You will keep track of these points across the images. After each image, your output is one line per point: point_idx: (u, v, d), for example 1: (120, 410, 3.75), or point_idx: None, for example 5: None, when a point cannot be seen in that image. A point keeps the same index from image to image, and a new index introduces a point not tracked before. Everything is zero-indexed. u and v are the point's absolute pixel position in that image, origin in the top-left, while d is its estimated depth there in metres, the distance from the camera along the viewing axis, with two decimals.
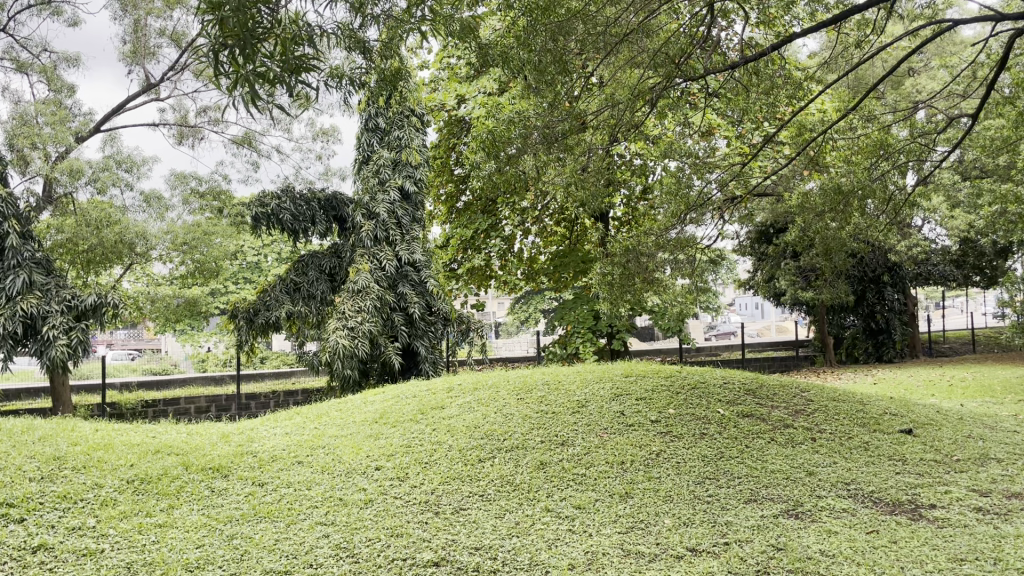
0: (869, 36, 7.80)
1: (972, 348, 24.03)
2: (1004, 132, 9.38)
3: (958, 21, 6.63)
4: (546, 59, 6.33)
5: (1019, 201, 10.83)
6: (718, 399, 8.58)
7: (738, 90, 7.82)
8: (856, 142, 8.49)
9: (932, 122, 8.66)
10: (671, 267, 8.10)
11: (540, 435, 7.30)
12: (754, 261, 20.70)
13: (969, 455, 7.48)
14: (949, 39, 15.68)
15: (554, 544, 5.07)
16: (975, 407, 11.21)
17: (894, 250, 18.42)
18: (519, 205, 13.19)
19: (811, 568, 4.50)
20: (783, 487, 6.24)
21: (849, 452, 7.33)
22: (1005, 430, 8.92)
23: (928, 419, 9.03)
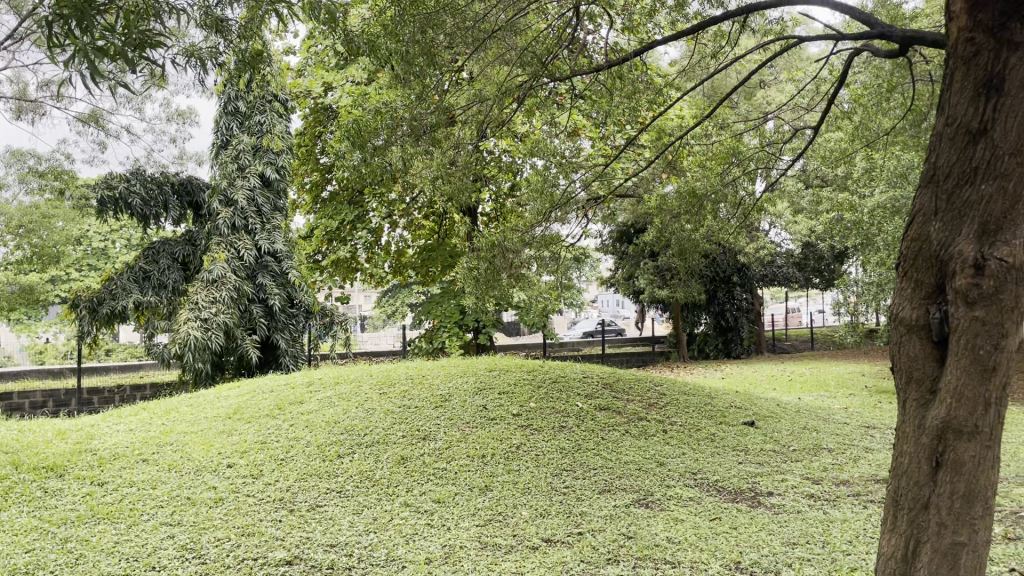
0: (724, 48, 8.20)
1: (810, 345, 25.82)
2: (842, 145, 10.12)
3: (803, 39, 7.06)
4: (414, 50, 6.26)
5: (853, 209, 11.72)
6: (578, 393, 8.79)
7: (602, 93, 8.04)
8: (712, 149, 8.91)
9: (779, 133, 9.22)
10: (537, 264, 8.24)
11: (401, 430, 7.23)
12: (615, 260, 21.37)
13: (804, 446, 8.01)
14: (797, 55, 16.73)
15: (411, 539, 5.04)
16: (812, 400, 12.01)
17: (744, 252, 19.52)
18: (387, 197, 13.07)
19: (658, 555, 4.70)
20: (635, 477, 6.48)
21: (697, 443, 7.70)
22: (836, 422, 9.61)
23: (769, 412, 9.62)
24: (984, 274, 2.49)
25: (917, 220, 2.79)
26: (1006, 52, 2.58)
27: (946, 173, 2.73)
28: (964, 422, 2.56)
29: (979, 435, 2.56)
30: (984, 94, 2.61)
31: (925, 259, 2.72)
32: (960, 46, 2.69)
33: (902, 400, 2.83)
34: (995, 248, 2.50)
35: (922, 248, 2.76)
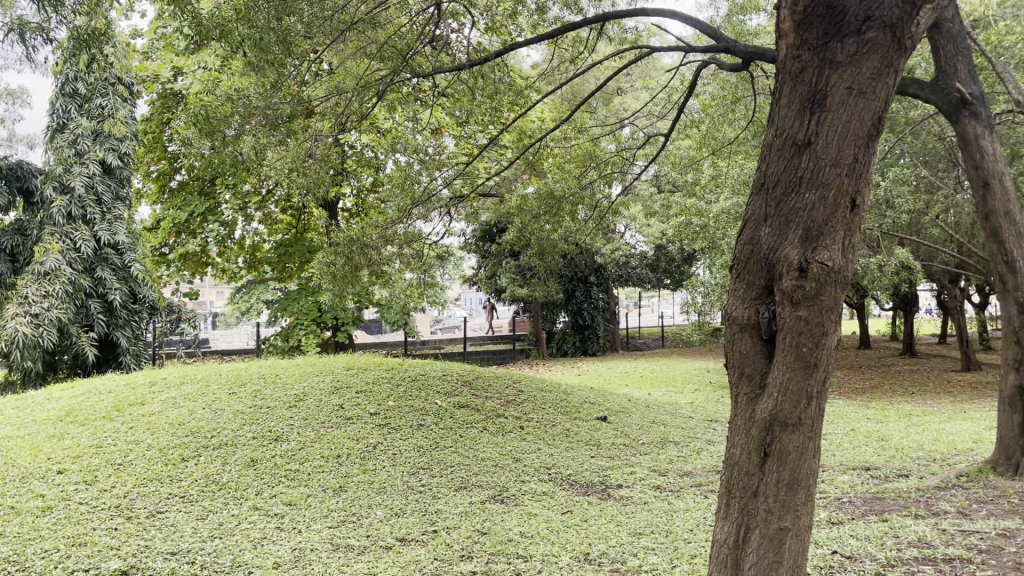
0: (582, 53, 8.42)
1: (660, 343, 27.00)
2: (691, 153, 10.64)
3: (655, 48, 7.35)
4: (269, 38, 6.05)
5: (701, 215, 12.34)
6: (437, 391, 8.77)
7: (464, 92, 8.07)
8: (570, 151, 9.13)
9: (633, 138, 9.57)
10: (399, 261, 8.17)
11: (252, 431, 6.98)
12: (477, 258, 21.51)
13: (652, 439, 8.36)
14: (652, 65, 17.42)
15: (260, 543, 4.87)
16: (661, 396, 12.56)
17: (601, 253, 20.13)
18: (241, 189, 12.59)
19: (510, 550, 4.76)
20: (491, 474, 6.54)
21: (552, 438, 7.87)
22: (682, 416, 10.08)
23: (621, 408, 9.96)
24: (807, 279, 2.61)
25: (749, 226, 2.86)
26: (828, 69, 2.63)
27: (773, 183, 2.75)
28: (789, 415, 2.74)
29: (802, 426, 2.74)
30: (807, 110, 2.65)
31: (755, 263, 2.81)
32: (788, 60, 2.73)
33: (736, 394, 2.96)
34: (817, 255, 2.61)
35: (752, 254, 2.83)
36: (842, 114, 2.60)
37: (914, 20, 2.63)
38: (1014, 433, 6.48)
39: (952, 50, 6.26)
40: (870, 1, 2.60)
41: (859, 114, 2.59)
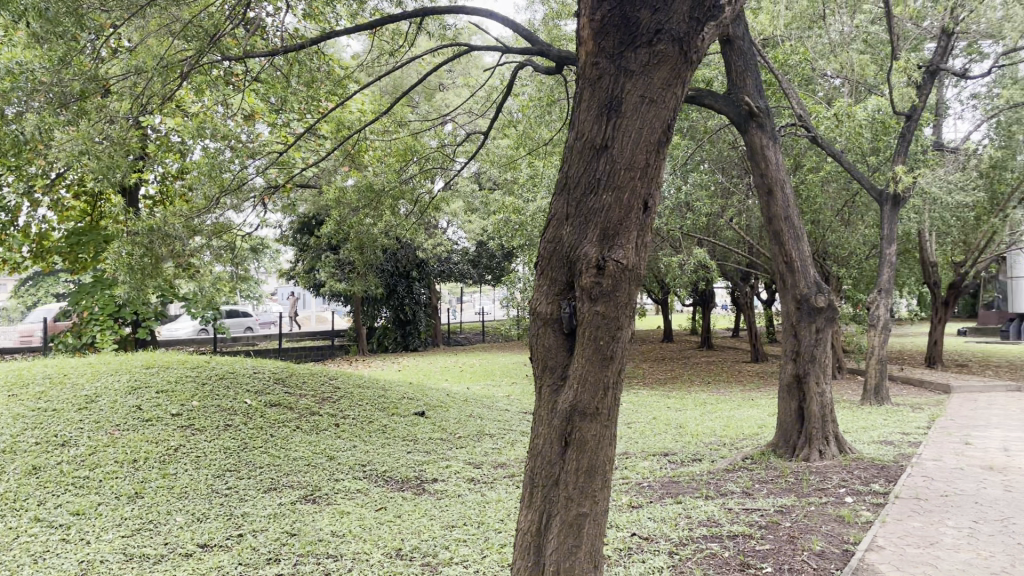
0: (402, 46, 8.39)
1: (481, 338, 27.45)
2: (510, 151, 10.89)
3: (473, 46, 7.45)
4: (58, 8, 5.56)
5: (519, 213, 12.65)
6: (247, 389, 8.42)
7: (278, 79, 7.80)
8: (390, 144, 9.06)
9: (453, 135, 9.65)
10: (208, 253, 7.77)
11: (34, 436, 6.38)
12: (295, 252, 20.86)
13: (468, 433, 8.47)
14: (474, 63, 17.66)
15: (41, 558, 4.47)
16: (479, 390, 12.75)
17: (422, 248, 20.14)
18: (26, 171, 11.47)
19: (320, 550, 4.66)
20: (303, 474, 6.37)
21: (368, 435, 7.79)
22: (498, 409, 10.30)
23: (438, 402, 10.02)
24: (604, 276, 2.73)
25: (551, 224, 2.93)
26: (623, 77, 2.77)
27: (573, 184, 2.84)
28: (588, 405, 2.86)
29: (599, 415, 2.88)
30: (605, 115, 2.77)
31: (557, 260, 2.89)
32: (587, 66, 2.82)
33: (539, 386, 3.04)
34: (613, 253, 2.73)
35: (554, 252, 2.91)
36: (636, 120, 2.74)
37: (697, 36, 2.83)
38: (791, 417, 7.13)
39: (741, 65, 6.78)
40: (660, 15, 2.76)
41: (650, 121, 2.75)
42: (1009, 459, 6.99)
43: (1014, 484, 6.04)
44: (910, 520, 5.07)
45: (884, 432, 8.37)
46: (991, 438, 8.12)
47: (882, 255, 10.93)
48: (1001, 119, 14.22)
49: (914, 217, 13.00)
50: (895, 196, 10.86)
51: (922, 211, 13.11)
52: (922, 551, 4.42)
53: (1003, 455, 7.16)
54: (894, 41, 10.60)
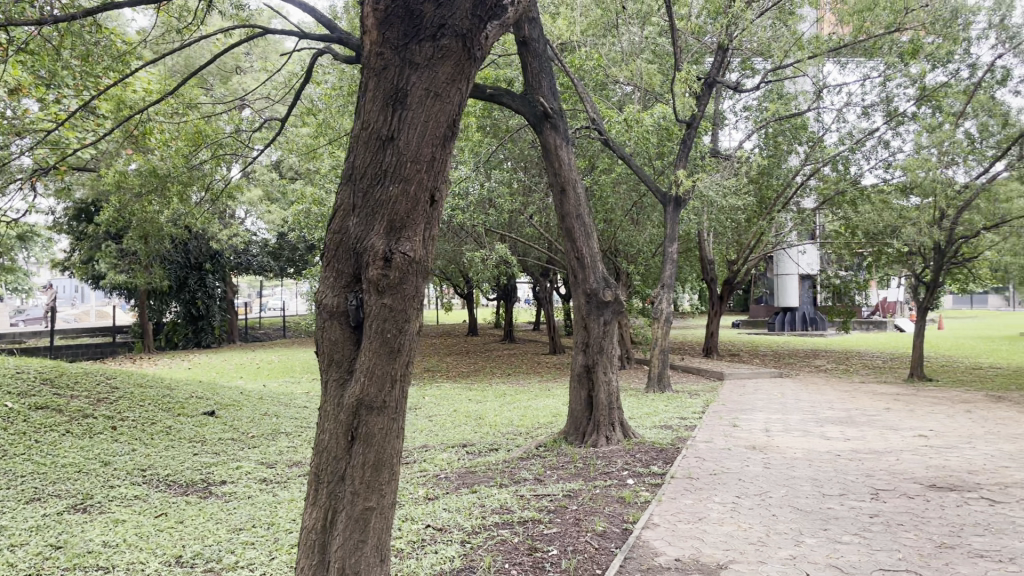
0: (191, 24, 7.91)
1: (280, 333, 26.51)
2: (311, 141, 10.58)
3: (270, 29, 7.17)
4: None
5: (320, 204, 12.34)
6: (7, 391, 7.60)
7: (47, 49, 7.09)
8: (179, 127, 8.52)
9: (248, 120, 9.23)
10: None
11: None
12: (71, 240, 19.12)
13: (262, 431, 8.15)
14: (274, 48, 17.04)
15: None
16: (276, 386, 12.31)
17: (217, 239, 19.13)
18: None
19: (90, 562, 4.30)
20: (73, 481, 5.84)
21: (150, 437, 7.28)
22: (295, 407, 10.00)
23: (230, 401, 9.57)
24: (391, 268, 2.71)
25: (336, 215, 2.85)
26: (407, 68, 2.75)
27: (360, 174, 2.78)
28: (375, 398, 2.83)
29: (386, 408, 2.86)
30: (390, 106, 2.74)
31: (343, 252, 2.82)
32: (370, 55, 2.77)
33: (324, 380, 2.96)
34: (400, 245, 2.72)
35: (340, 244, 2.83)
36: (421, 113, 2.74)
37: (479, 33, 2.87)
38: (581, 405, 7.49)
39: (537, 67, 6.96)
40: (443, 9, 2.77)
41: (435, 115, 2.76)
42: (769, 438, 7.76)
43: (771, 460, 6.70)
44: (682, 498, 5.48)
45: (665, 418, 9.00)
46: (754, 420, 8.96)
47: (666, 253, 11.75)
48: (768, 131, 15.70)
49: (694, 218, 14.06)
50: (678, 198, 11.72)
51: (701, 213, 14.19)
52: (692, 526, 4.79)
53: (763, 435, 7.93)
54: (677, 54, 11.38)
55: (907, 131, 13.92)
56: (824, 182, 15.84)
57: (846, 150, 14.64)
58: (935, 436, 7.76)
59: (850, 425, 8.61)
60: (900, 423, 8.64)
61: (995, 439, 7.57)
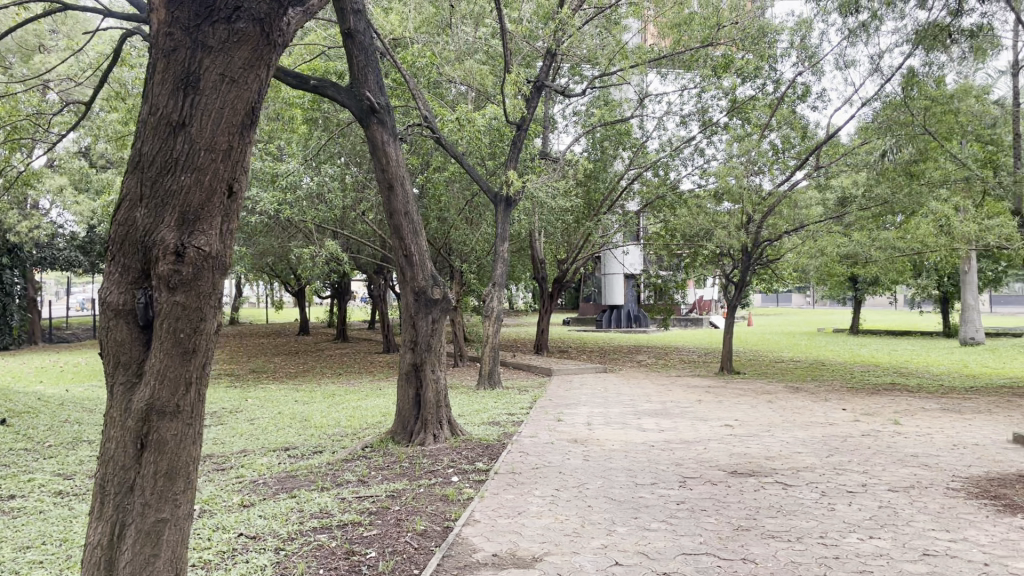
0: None
1: (91, 334, 24.63)
2: (121, 126, 9.87)
3: (70, 5, 6.60)
4: None
5: None
6: None
7: None
8: None
9: (48, 103, 8.46)
10: None
11: None
12: None
13: (61, 440, 7.49)
14: (84, 26, 15.82)
15: None
16: (80, 391, 11.37)
17: (16, 231, 17.49)
18: None
19: None
20: None
21: None
22: (101, 412, 9.28)
23: (25, 408, 8.73)
24: (183, 263, 2.56)
25: (120, 205, 2.63)
26: (199, 51, 2.58)
27: (149, 162, 2.58)
28: (167, 403, 2.66)
29: (180, 413, 2.69)
30: (180, 90, 2.56)
31: (128, 245, 2.62)
32: (157, 34, 2.57)
33: (108, 384, 2.72)
34: (193, 239, 2.57)
35: (127, 235, 2.62)
36: (215, 99, 2.59)
37: (279, 18, 2.75)
38: (408, 404, 7.41)
39: (362, 60, 6.82)
40: None
41: (232, 102, 2.62)
42: (590, 432, 8.02)
43: (591, 453, 6.92)
44: (504, 493, 5.54)
45: (493, 414, 9.11)
46: (578, 414, 9.26)
47: (497, 252, 11.90)
48: (595, 135, 16.27)
49: (525, 218, 14.34)
50: (509, 198, 11.90)
51: (532, 213, 14.50)
52: (511, 520, 4.86)
53: (585, 429, 8.19)
54: (507, 56, 11.54)
55: (720, 141, 14.85)
56: (647, 186, 16.63)
57: (666, 156, 15.44)
58: (739, 425, 8.32)
59: (666, 417, 9.07)
60: (710, 414, 9.21)
61: (790, 427, 8.22)
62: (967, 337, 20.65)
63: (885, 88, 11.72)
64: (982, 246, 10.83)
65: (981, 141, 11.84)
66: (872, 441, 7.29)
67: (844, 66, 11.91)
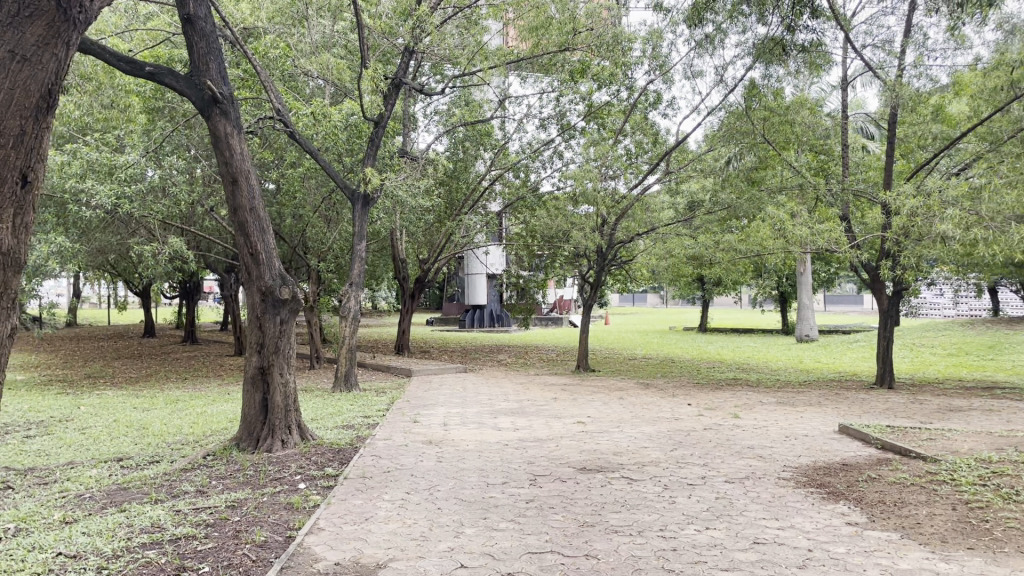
0: None
1: None
2: None
3: None
4: None
5: None
6: None
7: None
8: None
9: None
10: None
11: None
12: None
13: None
14: None
15: None
16: None
17: None
18: None
19: None
20: None
21: None
22: None
23: None
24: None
25: None
26: None
27: None
28: None
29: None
30: None
31: None
32: None
33: None
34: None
35: None
36: (10, 78, 2.88)
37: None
38: (255, 409, 7.12)
39: (204, 47, 6.51)
40: None
41: (25, 83, 2.90)
42: (446, 432, 7.97)
43: (444, 454, 6.87)
44: (352, 499, 5.39)
45: (347, 417, 8.89)
46: (435, 415, 9.18)
47: (354, 250, 11.64)
48: (457, 135, 16.27)
49: (384, 216, 14.12)
50: (366, 195, 11.66)
51: (392, 212, 14.31)
52: (357, 526, 4.73)
53: (441, 430, 8.13)
54: (363, 51, 11.30)
55: (578, 144, 15.16)
56: (507, 187, 16.78)
57: (526, 158, 15.62)
58: (591, 422, 8.50)
59: (521, 415, 9.15)
60: (564, 412, 9.37)
61: (639, 422, 8.47)
62: (803, 334, 22.07)
63: (730, 98, 12.33)
64: (814, 249, 11.58)
65: (815, 151, 12.70)
66: (713, 435, 7.63)
67: (691, 75, 12.44)
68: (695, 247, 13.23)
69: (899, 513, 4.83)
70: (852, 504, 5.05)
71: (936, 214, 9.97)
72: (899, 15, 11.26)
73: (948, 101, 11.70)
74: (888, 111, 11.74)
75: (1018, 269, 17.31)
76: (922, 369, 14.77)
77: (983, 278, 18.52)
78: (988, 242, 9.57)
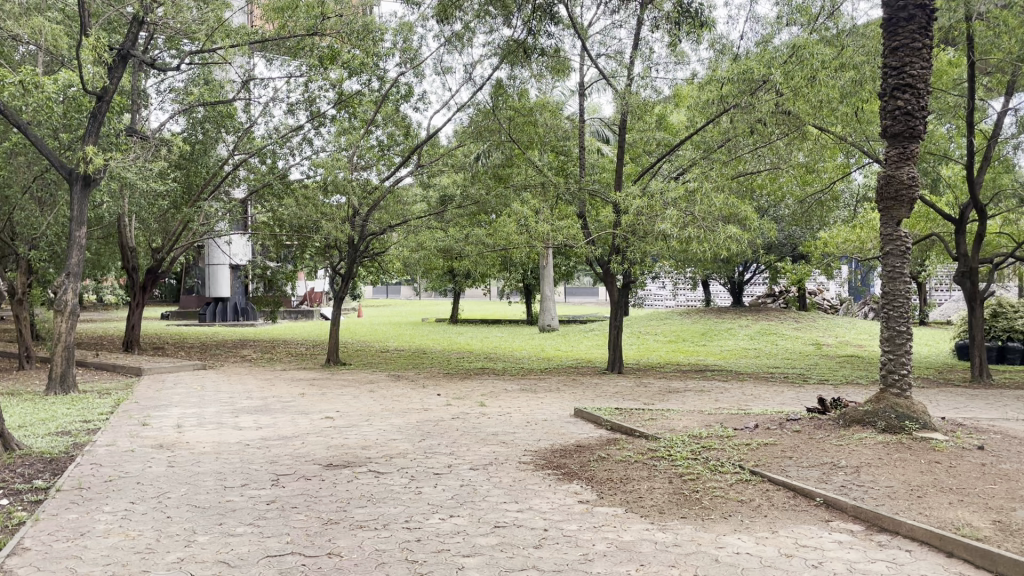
0: None
1: None
2: None
3: None
4: None
5: None
6: None
7: None
8: None
9: None
10: None
11: None
12: None
13: None
14: None
15: None
16: None
17: None
18: None
19: None
20: None
21: None
22: None
23: None
24: None
25: None
26: None
27: None
28: None
29: None
30: None
31: None
32: None
33: None
34: None
35: None
36: None
37: None
38: None
39: None
40: None
41: None
42: (179, 435, 7.41)
43: (176, 458, 6.39)
44: (65, 513, 4.83)
45: (62, 423, 7.97)
46: (168, 417, 8.51)
47: (71, 237, 10.44)
48: (195, 115, 15.20)
49: (110, 200, 12.85)
50: (86, 176, 10.46)
51: (118, 196, 13.06)
52: (70, 544, 4.25)
53: (174, 432, 7.54)
54: (81, 16, 10.14)
55: (327, 132, 14.76)
56: (252, 172, 15.98)
57: (272, 144, 14.93)
58: (339, 417, 8.33)
59: (264, 413, 8.75)
60: (310, 407, 9.10)
61: (388, 415, 8.43)
62: (545, 324, 23.26)
63: (477, 96, 12.67)
64: (555, 244, 12.21)
65: (555, 150, 13.34)
66: (459, 424, 7.80)
67: (441, 70, 12.58)
68: (444, 240, 13.26)
69: (624, 488, 5.24)
70: (584, 483, 5.38)
71: (658, 214, 10.95)
72: (629, 29, 12.18)
73: (668, 111, 12.83)
74: (618, 117, 12.67)
75: (727, 264, 19.52)
76: (646, 355, 16.15)
77: (699, 272, 20.66)
78: (700, 240, 10.64)
